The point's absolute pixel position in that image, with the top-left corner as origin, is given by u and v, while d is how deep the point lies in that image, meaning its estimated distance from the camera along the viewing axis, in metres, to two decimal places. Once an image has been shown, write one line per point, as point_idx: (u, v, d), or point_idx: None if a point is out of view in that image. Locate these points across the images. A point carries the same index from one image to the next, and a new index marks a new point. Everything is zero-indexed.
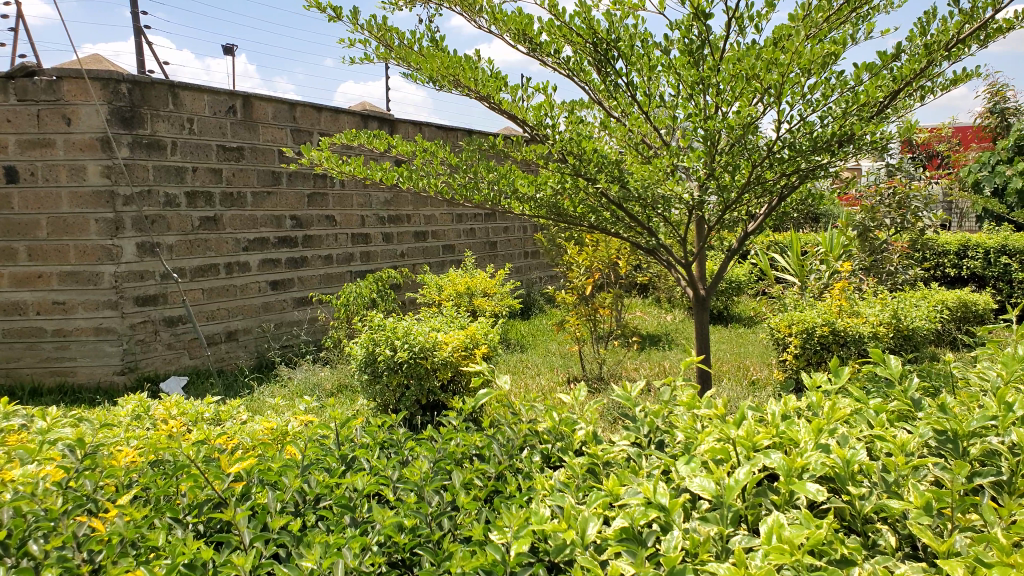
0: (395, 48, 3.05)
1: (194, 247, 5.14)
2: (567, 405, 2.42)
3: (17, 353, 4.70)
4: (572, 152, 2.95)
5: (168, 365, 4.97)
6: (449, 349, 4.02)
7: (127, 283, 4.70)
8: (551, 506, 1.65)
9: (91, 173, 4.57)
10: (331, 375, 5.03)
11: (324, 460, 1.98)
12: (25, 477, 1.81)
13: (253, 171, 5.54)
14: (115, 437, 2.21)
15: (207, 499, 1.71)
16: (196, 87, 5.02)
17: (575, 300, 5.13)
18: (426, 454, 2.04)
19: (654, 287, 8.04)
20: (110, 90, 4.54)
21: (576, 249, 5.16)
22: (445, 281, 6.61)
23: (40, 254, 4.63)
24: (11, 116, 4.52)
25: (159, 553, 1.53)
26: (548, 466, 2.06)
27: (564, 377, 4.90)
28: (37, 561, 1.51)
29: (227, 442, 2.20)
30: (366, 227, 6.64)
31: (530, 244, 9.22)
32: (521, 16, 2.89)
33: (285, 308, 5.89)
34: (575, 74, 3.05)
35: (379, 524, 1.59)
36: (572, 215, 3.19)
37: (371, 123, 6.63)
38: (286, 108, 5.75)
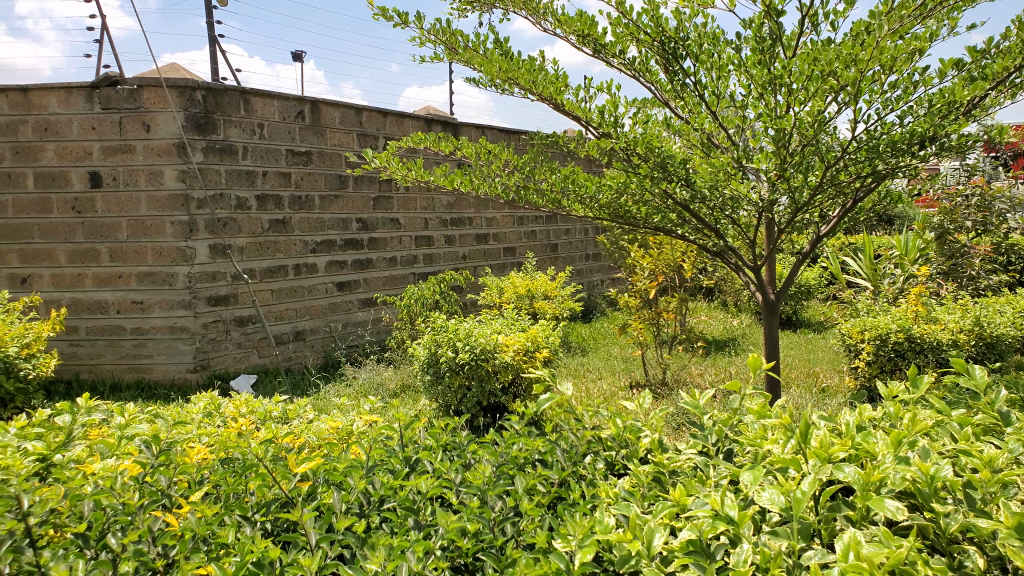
0: (460, 51, 3.07)
1: (264, 248, 5.28)
2: (630, 410, 2.38)
3: (98, 350, 4.92)
4: (637, 152, 2.92)
5: (238, 364, 5.12)
6: (510, 352, 4.02)
7: (200, 284, 4.86)
8: (616, 515, 1.63)
9: (167, 177, 4.73)
10: (394, 375, 5.09)
11: (387, 462, 2.00)
12: (104, 471, 1.88)
13: (320, 175, 5.66)
14: (188, 434, 2.28)
15: (274, 498, 1.75)
16: (267, 93, 5.16)
17: (638, 303, 5.06)
18: (489, 458, 2.04)
19: (720, 290, 7.87)
20: (186, 97, 4.70)
21: (640, 252, 5.09)
22: (506, 283, 6.62)
23: (120, 256, 4.82)
24: (95, 123, 4.73)
25: (229, 550, 1.57)
26: (612, 473, 2.04)
27: (626, 382, 4.85)
28: (115, 554, 1.57)
29: (294, 441, 2.25)
30: (429, 230, 6.71)
31: (591, 247, 9.16)
32: (586, 16, 2.87)
33: (350, 308, 5.99)
34: (641, 74, 3.01)
35: (443, 527, 1.59)
36: (637, 218, 3.15)
37: (435, 126, 6.70)
38: (353, 113, 5.86)
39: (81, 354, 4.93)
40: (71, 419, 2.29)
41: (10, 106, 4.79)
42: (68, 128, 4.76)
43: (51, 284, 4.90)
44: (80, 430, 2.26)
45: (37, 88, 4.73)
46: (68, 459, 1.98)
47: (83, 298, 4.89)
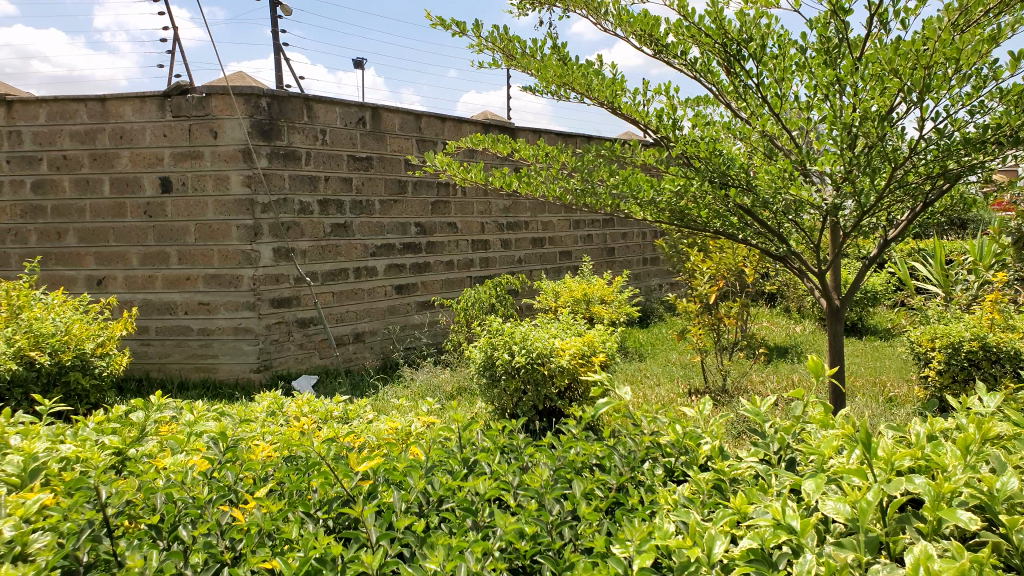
0: (517, 57, 3.08)
1: (326, 252, 5.39)
2: (691, 417, 2.35)
3: (167, 349, 5.09)
4: (699, 155, 2.91)
5: (300, 364, 5.25)
6: (567, 356, 4.00)
7: (264, 286, 4.99)
8: (675, 522, 1.61)
9: (234, 183, 4.88)
10: (451, 378, 5.13)
11: (446, 463, 2.02)
12: (175, 466, 1.95)
13: (381, 180, 5.76)
14: (253, 432, 2.35)
15: (336, 496, 1.78)
16: (329, 100, 5.27)
17: (698, 308, 4.98)
18: (546, 461, 2.04)
19: (782, 296, 7.70)
20: (251, 105, 4.84)
21: (700, 256, 5.00)
22: (562, 288, 6.61)
23: (189, 258, 4.99)
24: (166, 130, 4.91)
25: (293, 546, 1.61)
26: (671, 480, 2.02)
27: (685, 389, 4.78)
28: (186, 545, 1.62)
29: (353, 441, 2.28)
30: (486, 234, 6.75)
31: (650, 250, 9.07)
32: (647, 19, 2.86)
33: (408, 311, 6.07)
34: (702, 75, 2.97)
35: (501, 529, 1.60)
36: (697, 222, 3.09)
37: (493, 130, 6.74)
38: (412, 119, 5.94)
39: (152, 353, 5.12)
40: (144, 416, 2.38)
41: (88, 115, 5.01)
42: (142, 135, 4.95)
43: (124, 285, 5.10)
44: (152, 426, 2.35)
45: (113, 97, 4.93)
46: (140, 453, 2.06)
47: (154, 299, 5.08)
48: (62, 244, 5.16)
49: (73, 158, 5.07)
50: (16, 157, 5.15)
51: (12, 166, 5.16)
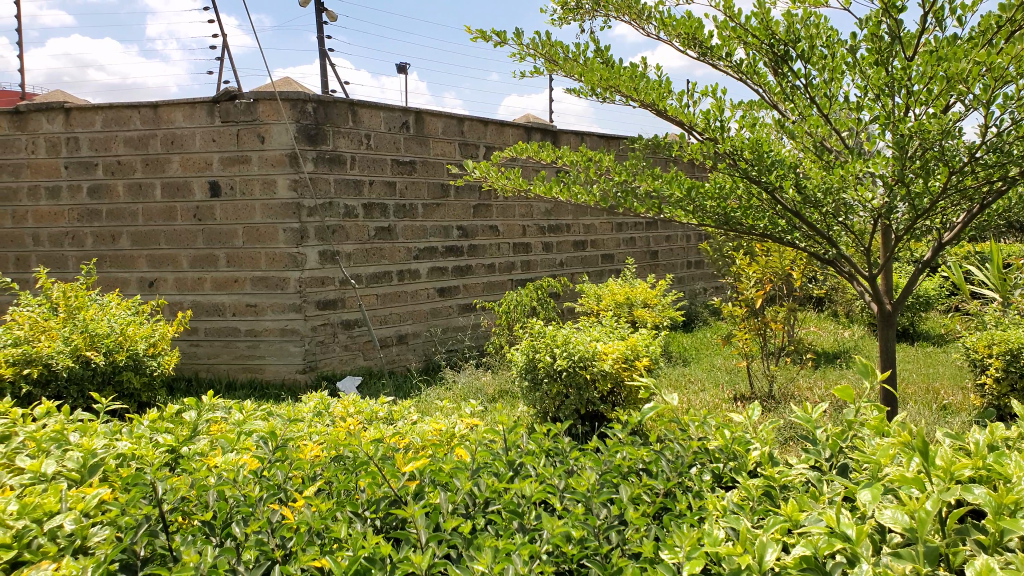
0: (560, 62, 3.08)
1: (371, 255, 5.45)
2: (739, 423, 2.32)
3: (216, 350, 5.20)
4: (745, 158, 2.88)
5: (344, 365, 5.32)
6: (610, 360, 3.97)
7: (310, 288, 5.07)
8: (725, 528, 1.60)
9: (281, 187, 4.97)
10: (492, 381, 5.14)
11: (492, 465, 2.03)
12: (226, 464, 2.00)
13: (424, 184, 5.80)
14: (300, 432, 2.38)
15: (383, 496, 1.80)
16: (374, 104, 5.34)
17: (743, 312, 4.90)
18: (592, 465, 2.03)
19: (830, 300, 7.55)
20: (298, 110, 4.93)
21: (746, 259, 4.92)
22: (604, 291, 6.58)
23: (237, 261, 5.10)
24: (216, 136, 5.02)
25: (342, 544, 1.62)
26: (719, 486, 2.00)
27: (730, 395, 4.71)
28: (238, 542, 1.66)
29: (399, 442, 2.30)
30: (527, 237, 6.76)
31: (694, 254, 8.97)
32: (691, 20, 2.84)
33: (451, 314, 6.10)
34: (748, 77, 2.94)
35: (548, 532, 1.60)
36: (743, 225, 3.06)
37: (535, 134, 6.75)
38: (455, 122, 5.98)
39: (201, 353, 5.23)
40: (195, 415, 2.43)
41: (141, 121, 5.14)
42: (192, 141, 5.07)
43: (175, 287, 5.23)
44: (203, 425, 2.40)
45: (165, 104, 5.06)
46: (192, 451, 2.12)
47: (203, 300, 5.19)
48: (117, 247, 5.31)
49: (127, 163, 5.22)
50: (73, 162, 5.31)
51: (69, 171, 5.33)
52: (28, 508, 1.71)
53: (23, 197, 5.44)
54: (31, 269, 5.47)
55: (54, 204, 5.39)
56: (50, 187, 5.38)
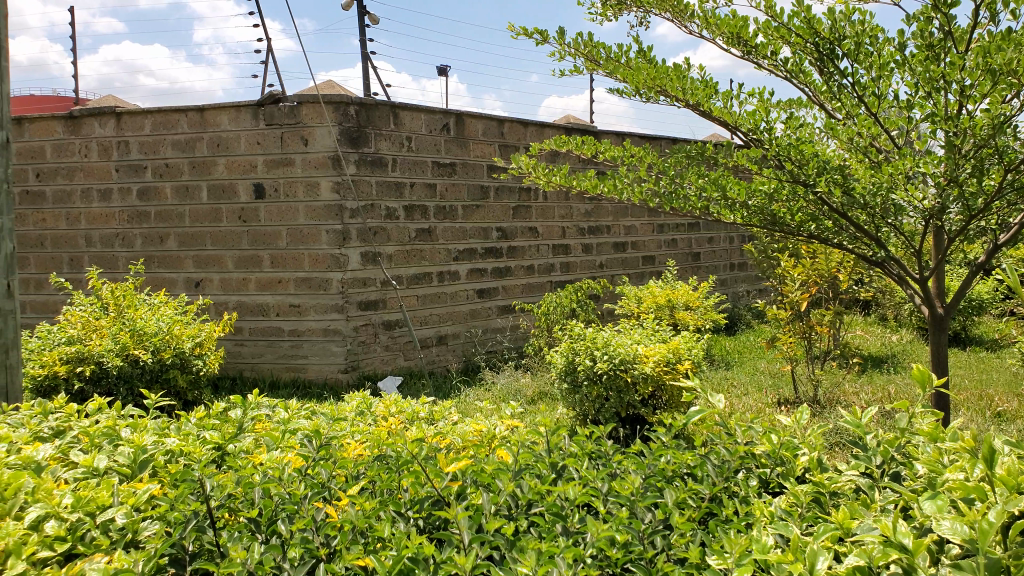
0: (602, 62, 3.07)
1: (411, 257, 5.49)
2: (787, 428, 2.27)
3: (260, 349, 5.29)
4: (791, 158, 2.83)
5: (385, 366, 5.36)
6: (651, 363, 3.93)
7: (352, 289, 5.13)
8: (773, 535, 1.58)
9: (323, 189, 5.03)
10: (532, 383, 5.13)
11: (534, 467, 2.02)
12: (272, 462, 2.03)
13: (464, 186, 5.83)
14: (344, 432, 2.40)
15: (427, 495, 1.81)
16: (415, 106, 5.37)
17: (788, 315, 4.81)
18: (636, 469, 2.01)
19: (878, 303, 7.38)
20: (340, 112, 4.99)
21: (791, 261, 4.83)
22: (645, 293, 6.51)
23: (281, 262, 5.17)
24: (260, 138, 5.11)
25: (385, 544, 1.63)
26: (766, 491, 1.98)
27: (773, 399, 4.63)
28: (283, 540, 1.68)
29: (439, 442, 2.30)
30: (567, 238, 6.74)
31: (737, 256, 8.84)
32: (735, 19, 2.80)
33: (490, 315, 6.12)
34: (794, 75, 2.88)
35: (592, 535, 1.59)
36: (790, 227, 3.00)
37: (575, 134, 6.72)
38: (494, 124, 5.99)
39: (245, 352, 5.32)
40: (241, 413, 2.47)
41: (188, 125, 5.26)
42: (237, 144, 5.17)
43: (220, 287, 5.33)
44: (248, 423, 2.44)
45: (211, 108, 5.17)
46: (238, 449, 2.16)
47: (248, 301, 5.28)
48: (165, 248, 5.43)
49: (175, 166, 5.33)
50: (123, 165, 5.45)
51: (119, 174, 5.46)
52: (83, 501, 1.78)
53: (76, 199, 5.59)
54: (84, 269, 5.63)
55: (105, 206, 5.53)
56: (101, 190, 5.52)
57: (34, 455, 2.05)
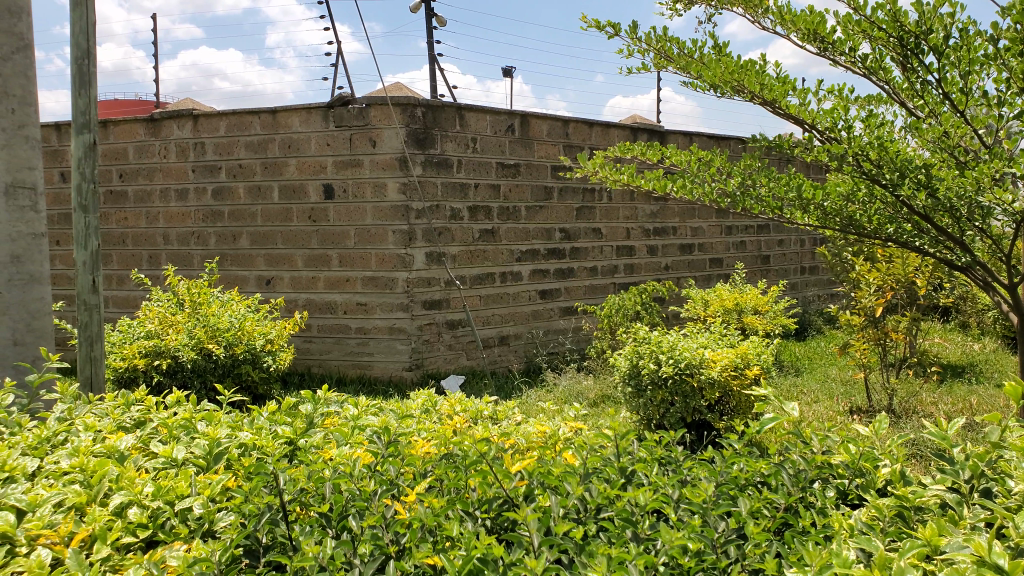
0: (674, 58, 3.02)
1: (475, 257, 5.53)
2: (866, 437, 2.20)
3: (328, 346, 5.40)
4: (870, 158, 2.74)
5: (448, 365, 5.41)
6: (718, 368, 3.85)
7: (417, 289, 5.19)
8: (855, 550, 1.54)
9: (390, 190, 5.10)
10: (594, 385, 5.10)
11: (603, 470, 1.99)
12: (341, 458, 2.07)
13: (528, 186, 5.83)
14: (410, 429, 2.43)
15: (495, 496, 1.81)
16: (480, 108, 5.41)
17: (862, 321, 4.66)
18: (708, 476, 1.96)
19: (959, 309, 7.07)
20: (408, 114, 5.06)
21: (865, 265, 4.67)
22: (712, 296, 6.40)
23: (348, 261, 5.27)
24: (330, 140, 5.22)
25: (454, 543, 1.64)
26: (844, 503, 1.93)
27: (845, 407, 4.49)
28: (353, 536, 1.71)
29: (504, 443, 2.30)
30: (631, 240, 6.68)
31: (808, 259, 8.60)
32: (812, 14, 2.73)
33: (552, 316, 6.11)
34: (873, 72, 2.79)
35: (664, 543, 1.57)
36: (867, 229, 2.90)
37: (642, 134, 6.65)
38: (560, 125, 5.98)
39: (313, 349, 5.44)
40: (312, 408, 2.53)
41: (261, 126, 5.41)
42: (308, 145, 5.29)
43: (290, 285, 5.46)
44: (319, 418, 2.49)
45: (283, 110, 5.30)
46: (309, 444, 2.21)
47: (317, 298, 5.39)
48: (237, 246, 5.59)
49: (248, 166, 5.49)
50: (200, 166, 5.64)
51: (195, 174, 5.66)
52: (163, 490, 1.86)
53: (154, 199, 5.81)
54: (162, 266, 5.84)
55: (182, 205, 5.73)
56: (179, 190, 5.73)
57: (117, 444, 2.14)
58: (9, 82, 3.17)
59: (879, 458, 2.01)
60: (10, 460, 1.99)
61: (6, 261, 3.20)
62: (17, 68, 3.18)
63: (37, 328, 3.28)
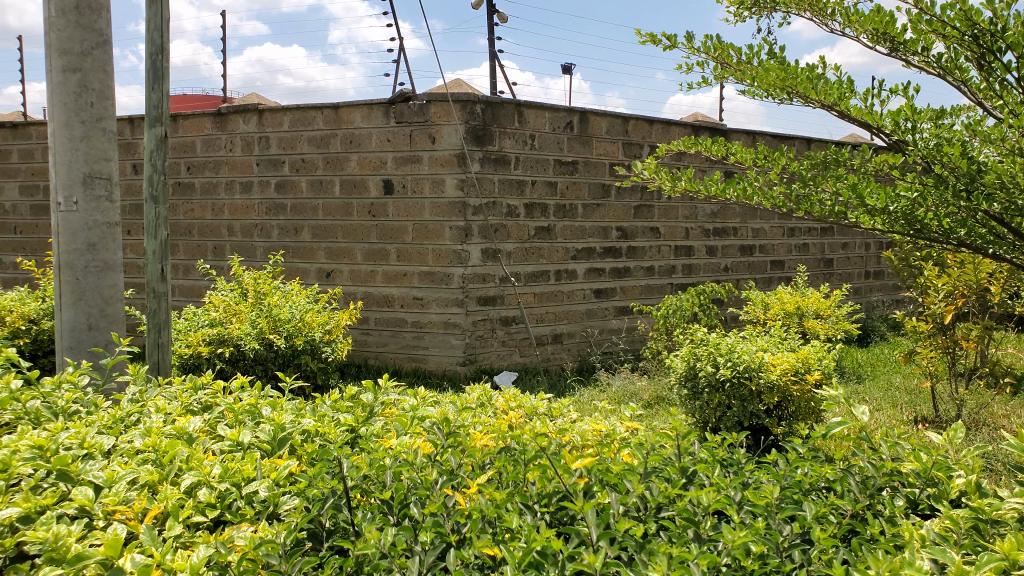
0: (733, 64, 2.97)
1: (530, 254, 5.54)
2: (940, 446, 2.16)
3: (384, 339, 5.48)
4: (940, 160, 2.67)
5: (502, 361, 5.43)
6: (777, 373, 3.78)
7: (472, 285, 5.23)
8: (927, 560, 1.51)
9: (448, 186, 5.15)
10: (649, 386, 5.06)
11: (663, 469, 1.98)
12: (402, 447, 2.10)
13: (585, 184, 5.81)
14: (467, 421, 2.45)
15: (555, 491, 1.82)
16: (540, 105, 5.41)
17: (930, 328, 4.52)
18: (771, 479, 1.94)
19: None
20: (467, 111, 5.09)
21: (934, 270, 4.54)
22: (773, 299, 6.28)
23: (406, 256, 5.34)
24: (391, 136, 5.29)
25: (513, 535, 1.66)
26: (915, 512, 1.89)
27: (910, 417, 4.37)
28: (415, 523, 1.74)
29: (561, 438, 2.29)
30: (690, 240, 6.60)
31: (873, 263, 8.36)
32: (881, 13, 2.65)
33: (607, 316, 6.07)
34: (948, 72, 2.69)
35: (728, 544, 1.56)
36: (936, 233, 2.79)
37: (703, 132, 6.56)
38: (619, 122, 5.94)
39: (370, 342, 5.53)
40: (373, 397, 2.57)
41: (324, 121, 5.51)
42: (369, 140, 5.37)
43: (349, 278, 5.56)
44: (379, 408, 2.54)
45: (346, 105, 5.40)
46: (370, 433, 2.26)
47: (375, 292, 5.48)
48: (299, 239, 5.71)
49: (310, 161, 5.60)
50: (264, 160, 5.77)
51: (260, 168, 5.79)
52: (230, 472, 1.92)
53: (220, 191, 5.97)
54: (226, 257, 6.01)
55: (246, 198, 5.88)
56: (243, 183, 5.88)
57: (186, 426, 2.21)
58: (90, 77, 3.29)
59: (954, 467, 1.95)
60: (88, 437, 2.09)
61: (83, 248, 3.34)
62: (97, 64, 3.30)
63: (110, 313, 3.42)
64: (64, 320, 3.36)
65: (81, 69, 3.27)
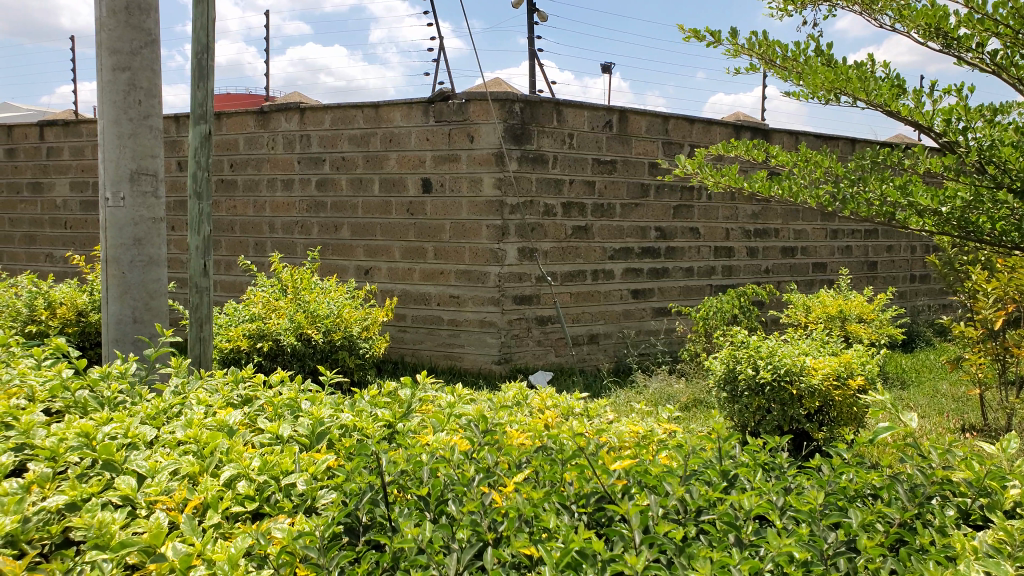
0: (779, 61, 2.92)
1: (567, 254, 5.51)
2: (992, 455, 2.10)
3: (420, 336, 5.50)
4: (995, 161, 2.60)
5: (537, 360, 5.42)
6: (819, 377, 3.73)
7: (508, 283, 5.23)
8: (978, 572, 1.47)
9: (486, 185, 5.16)
10: (686, 388, 5.01)
11: (704, 472, 1.95)
12: (439, 444, 2.11)
13: (623, 184, 5.76)
14: (503, 420, 2.44)
15: (594, 491, 1.81)
16: (579, 104, 5.39)
17: (980, 334, 4.38)
18: (813, 485, 1.90)
19: None
20: (506, 109, 5.09)
21: (984, 274, 4.41)
22: (814, 302, 6.16)
23: (443, 254, 5.36)
24: (430, 134, 5.31)
25: (550, 535, 1.66)
26: (966, 523, 1.84)
27: (956, 425, 4.26)
28: (452, 520, 1.74)
29: (599, 439, 2.27)
30: (730, 241, 6.52)
31: (919, 266, 8.17)
32: (933, 9, 2.59)
33: (644, 317, 6.02)
34: (1002, 70, 2.62)
35: (772, 550, 1.54)
36: (988, 235, 2.69)
37: (745, 133, 6.47)
38: (659, 121, 5.89)
39: (407, 339, 5.55)
40: (410, 393, 2.58)
41: (364, 120, 5.56)
42: (409, 139, 5.40)
43: (387, 276, 5.59)
44: (416, 404, 2.54)
45: (386, 104, 5.44)
46: (406, 429, 2.27)
47: (412, 290, 5.50)
48: (339, 237, 5.76)
49: (350, 159, 5.65)
50: (305, 158, 5.84)
51: (301, 166, 5.86)
52: (269, 465, 1.94)
53: (262, 188, 6.06)
54: (267, 253, 6.10)
55: (287, 195, 5.96)
56: (284, 180, 5.95)
57: (227, 419, 2.24)
58: (138, 76, 3.36)
59: (1008, 478, 1.90)
60: (132, 427, 2.13)
61: (129, 243, 3.41)
62: (146, 63, 3.37)
63: (153, 307, 3.49)
64: (110, 313, 3.44)
65: (130, 68, 3.34)
